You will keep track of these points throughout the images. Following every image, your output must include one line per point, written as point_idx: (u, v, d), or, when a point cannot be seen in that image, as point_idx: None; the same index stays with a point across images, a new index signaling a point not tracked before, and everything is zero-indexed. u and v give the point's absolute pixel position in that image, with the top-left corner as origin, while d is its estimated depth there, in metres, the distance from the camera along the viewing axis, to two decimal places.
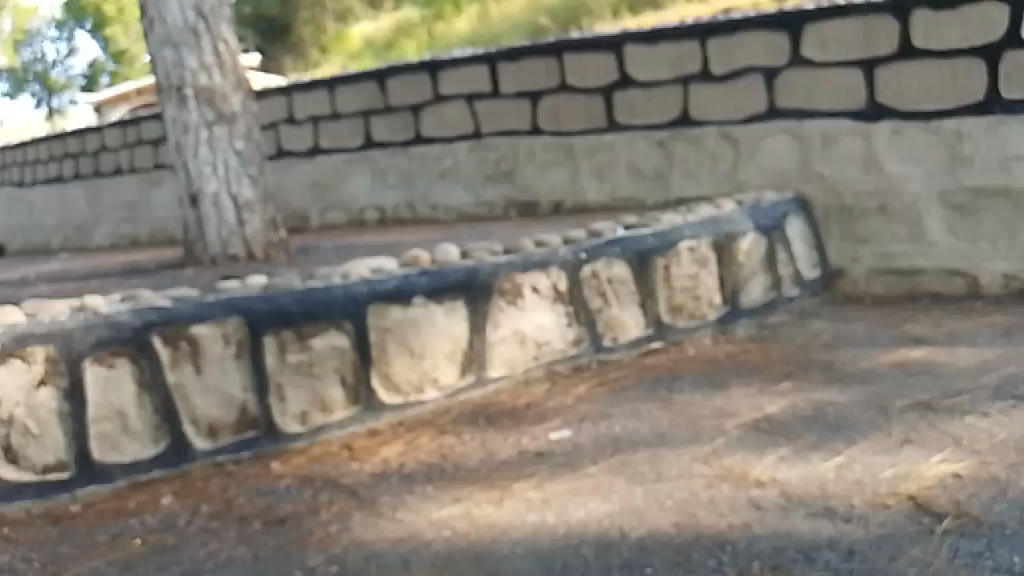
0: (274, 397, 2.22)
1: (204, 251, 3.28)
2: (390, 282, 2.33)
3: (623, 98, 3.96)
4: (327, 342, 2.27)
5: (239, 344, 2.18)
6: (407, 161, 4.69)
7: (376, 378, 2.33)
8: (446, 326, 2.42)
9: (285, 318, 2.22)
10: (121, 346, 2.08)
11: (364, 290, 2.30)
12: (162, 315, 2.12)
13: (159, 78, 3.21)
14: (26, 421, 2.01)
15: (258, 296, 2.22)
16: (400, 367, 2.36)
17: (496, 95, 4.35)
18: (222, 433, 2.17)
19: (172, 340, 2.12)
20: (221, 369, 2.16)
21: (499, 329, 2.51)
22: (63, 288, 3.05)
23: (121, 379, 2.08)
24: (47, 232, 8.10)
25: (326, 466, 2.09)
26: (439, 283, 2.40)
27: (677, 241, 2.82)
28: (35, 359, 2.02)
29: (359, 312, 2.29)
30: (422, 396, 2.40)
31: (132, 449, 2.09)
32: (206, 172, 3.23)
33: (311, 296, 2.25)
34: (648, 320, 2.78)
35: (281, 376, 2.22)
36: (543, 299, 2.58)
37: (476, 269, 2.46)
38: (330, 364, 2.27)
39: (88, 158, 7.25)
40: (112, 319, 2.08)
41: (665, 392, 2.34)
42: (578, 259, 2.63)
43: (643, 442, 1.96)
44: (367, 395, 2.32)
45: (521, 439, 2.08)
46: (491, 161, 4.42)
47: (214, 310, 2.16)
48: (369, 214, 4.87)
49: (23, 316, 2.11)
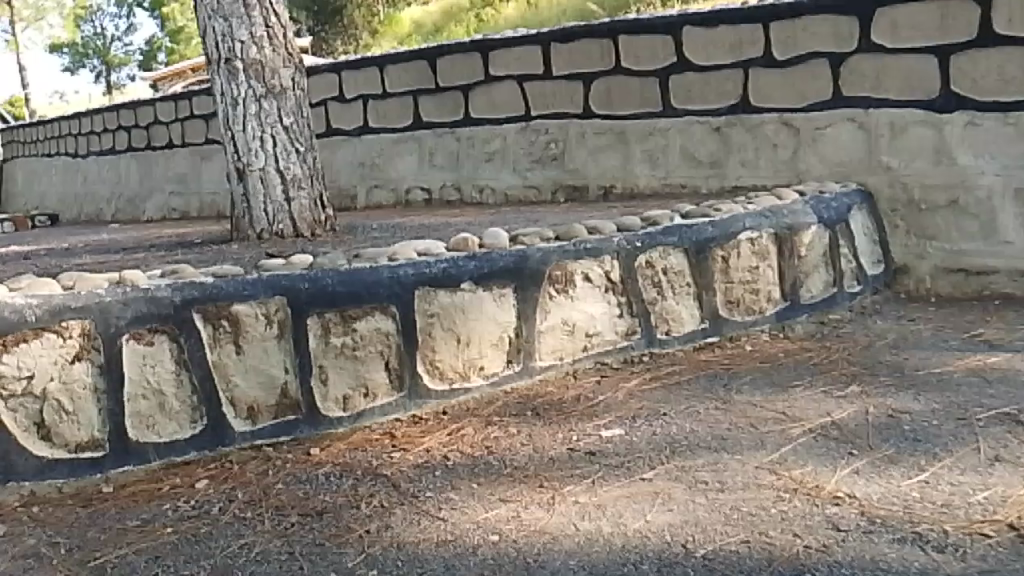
0: (316, 380, 2.14)
1: (250, 226, 3.21)
2: (438, 265, 2.23)
3: (682, 81, 3.80)
4: (372, 325, 2.18)
5: (280, 325, 2.11)
6: (456, 141, 4.59)
7: (421, 365, 2.23)
8: (493, 313, 2.30)
9: (330, 299, 2.14)
10: (161, 323, 2.02)
11: (409, 274, 2.20)
12: (203, 292, 2.05)
13: (208, 50, 3.14)
14: (60, 397, 1.95)
15: (301, 276, 2.14)
16: (446, 354, 2.26)
17: (548, 75, 4.20)
18: (261, 416, 2.10)
19: (213, 318, 2.06)
20: (262, 350, 2.09)
21: (547, 318, 2.39)
22: (107, 260, 3.01)
23: (160, 356, 2.03)
24: (99, 202, 8.18)
25: (362, 456, 2.00)
26: (488, 268, 2.29)
27: (737, 232, 2.67)
28: (71, 333, 1.96)
29: (403, 295, 2.19)
30: (468, 384, 2.29)
31: (168, 429, 2.04)
32: (252, 147, 3.14)
33: (357, 278, 2.16)
34: (704, 313, 2.64)
35: (325, 358, 2.14)
36: (596, 288, 2.45)
37: (526, 255, 2.34)
38: (374, 348, 2.18)
39: (140, 131, 7.29)
40: (153, 294, 2.02)
41: (723, 391, 2.20)
42: (633, 248, 2.49)
43: (702, 448, 1.83)
44: (410, 382, 2.22)
45: (569, 436, 1.96)
46: (540, 143, 4.29)
47: (257, 288, 2.09)
48: (415, 194, 4.78)
49: (60, 287, 2.05)
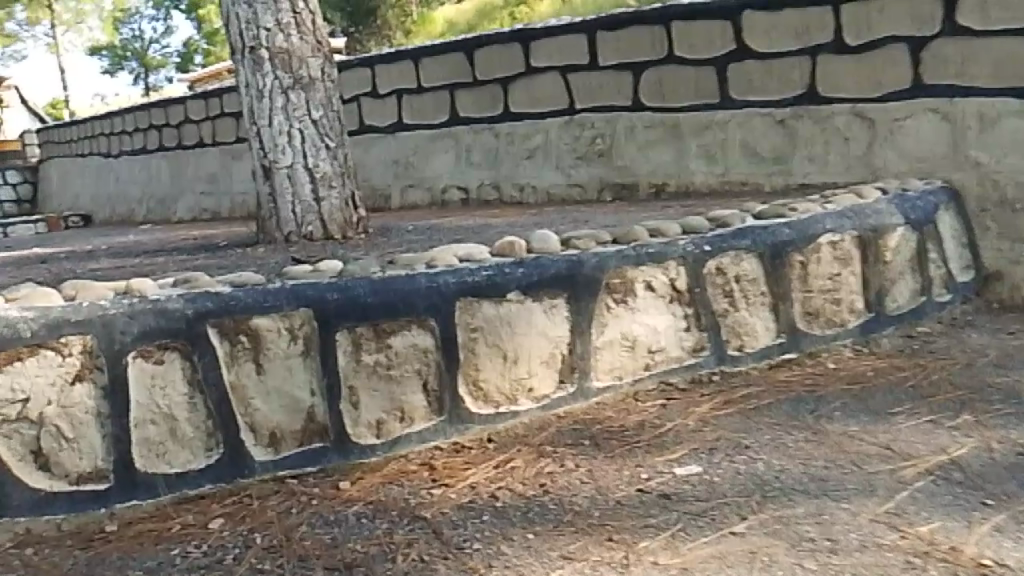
0: (346, 403, 1.89)
1: (277, 229, 2.98)
2: (482, 274, 1.97)
3: (742, 70, 3.50)
4: (409, 341, 1.92)
5: (306, 340, 1.86)
6: (495, 138, 4.32)
7: (463, 386, 1.96)
8: (544, 327, 2.03)
9: (362, 311, 1.88)
10: (172, 338, 1.79)
11: (450, 282, 1.94)
12: (219, 304, 1.81)
13: (232, 39, 2.91)
14: (59, 423, 1.72)
15: (329, 285, 1.89)
16: (491, 373, 1.99)
17: (594, 66, 3.92)
18: (284, 443, 1.86)
19: (230, 333, 1.82)
20: (285, 369, 1.85)
21: (605, 332, 2.10)
22: (125, 264, 2.79)
23: (170, 377, 1.79)
24: (131, 203, 8.06)
25: (398, 491, 1.75)
26: (538, 276, 2.01)
27: (816, 234, 2.38)
28: (71, 350, 1.73)
29: (443, 307, 1.93)
30: (515, 407, 2.02)
31: (181, 458, 1.80)
32: (279, 143, 2.91)
33: (391, 287, 1.91)
34: (780, 327, 2.35)
35: (355, 379, 1.89)
36: (659, 298, 2.17)
37: (580, 261, 2.05)
38: (411, 366, 1.92)
39: (172, 130, 7.16)
40: (163, 306, 1.79)
41: (812, 420, 1.92)
42: (701, 253, 2.21)
43: (798, 493, 1.55)
44: (451, 405, 1.96)
45: (637, 474, 1.69)
46: (586, 138, 4.01)
47: (279, 299, 1.85)
48: (451, 193, 4.51)
49: (59, 297, 1.82)
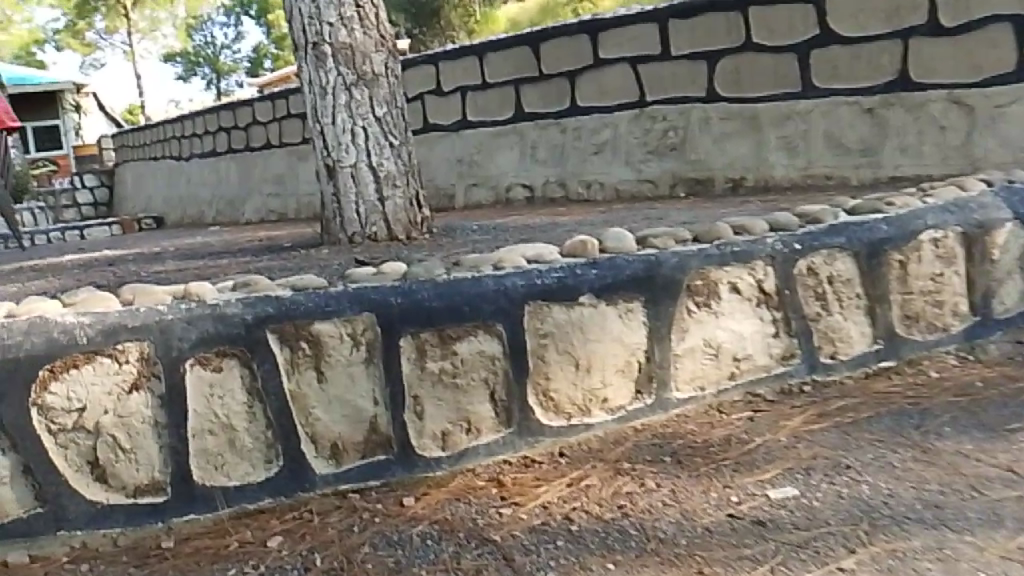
0: (410, 413, 1.78)
1: (341, 229, 2.90)
2: (552, 276, 1.83)
3: (826, 56, 3.30)
4: (475, 347, 1.80)
5: (369, 347, 1.76)
6: (561, 133, 4.18)
7: (533, 396, 1.84)
8: (619, 333, 1.88)
9: (426, 315, 1.77)
10: (231, 345, 1.71)
11: (518, 285, 1.81)
12: (278, 308, 1.72)
13: (295, 36, 2.84)
14: (115, 433, 1.67)
15: (392, 288, 1.78)
16: (563, 383, 1.86)
17: (666, 56, 3.75)
18: (347, 455, 1.77)
19: (290, 338, 1.73)
20: (347, 377, 1.75)
21: (686, 339, 1.95)
22: (189, 267, 2.76)
23: (229, 385, 1.71)
24: (201, 205, 8.18)
25: (466, 509, 1.63)
26: (614, 277, 1.87)
27: (917, 231, 2.17)
28: (127, 357, 1.67)
29: (511, 311, 1.80)
30: (589, 419, 1.89)
31: (240, 470, 1.73)
32: (342, 142, 2.84)
33: (456, 290, 1.78)
34: (877, 332, 2.16)
35: (420, 388, 1.79)
36: (745, 301, 2.01)
37: (659, 261, 1.90)
38: (477, 374, 1.80)
39: (240, 132, 7.22)
40: (222, 312, 1.71)
41: (919, 437, 1.74)
42: (791, 252, 2.04)
43: (911, 522, 1.38)
44: (520, 416, 1.83)
45: (726, 497, 1.54)
46: (657, 132, 3.84)
47: (340, 302, 1.75)
48: (516, 191, 4.39)
49: (118, 302, 1.77)
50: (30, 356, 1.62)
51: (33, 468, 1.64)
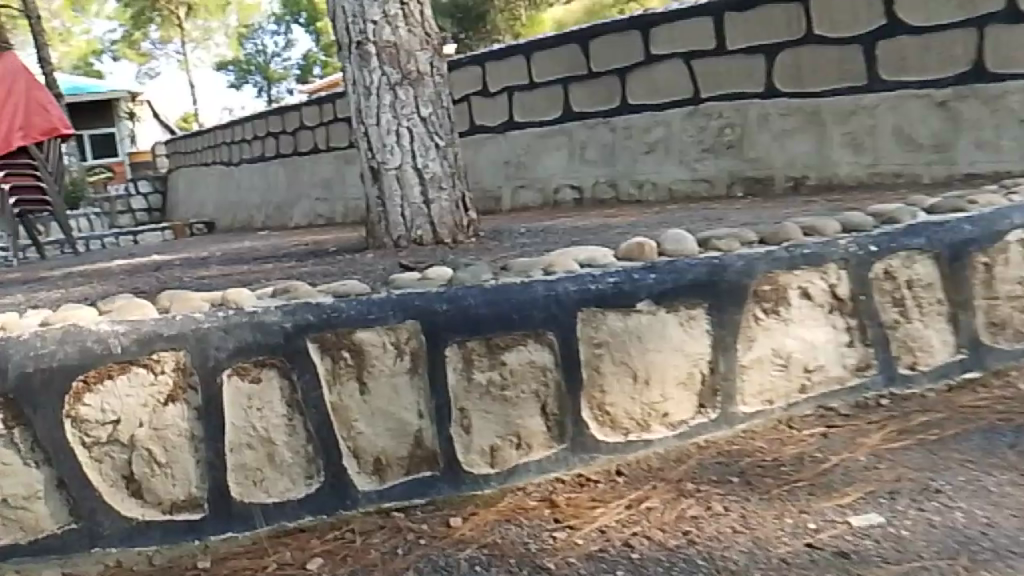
0: (456, 427, 1.68)
1: (386, 233, 2.81)
2: (607, 281, 1.71)
3: (893, 47, 3.11)
4: (525, 357, 1.69)
5: (413, 357, 1.66)
6: (611, 133, 4.06)
7: (587, 410, 1.72)
8: (680, 342, 1.76)
9: (473, 324, 1.66)
10: (270, 354, 1.63)
11: (570, 291, 1.69)
12: (319, 316, 1.64)
13: (339, 35, 2.77)
14: (151, 447, 1.60)
15: (438, 294, 1.68)
16: (619, 396, 1.73)
17: (721, 51, 3.59)
18: (390, 471, 1.68)
19: (332, 348, 1.64)
20: (391, 388, 1.66)
21: (752, 348, 1.82)
22: (233, 272, 2.70)
23: (268, 397, 1.63)
24: (251, 210, 8.23)
25: (517, 531, 1.53)
26: (674, 283, 1.74)
27: (1003, 231, 2.00)
28: (163, 367, 1.60)
29: (564, 319, 1.69)
30: (648, 434, 1.76)
31: (279, 486, 1.64)
32: (387, 143, 2.76)
33: (504, 296, 1.67)
34: (960, 340, 2.00)
35: (467, 401, 1.68)
36: (816, 307, 1.87)
37: (723, 265, 1.77)
38: (527, 386, 1.69)
39: (288, 137, 7.24)
40: (260, 319, 1.63)
41: (1014, 459, 1.58)
42: (866, 255, 1.89)
43: (1014, 557, 1.25)
44: (574, 431, 1.72)
45: (803, 523, 1.43)
46: (713, 130, 3.69)
47: (383, 310, 1.65)
48: (565, 193, 4.27)
49: (154, 310, 1.70)
50: (63, 366, 1.56)
51: (67, 482, 1.58)
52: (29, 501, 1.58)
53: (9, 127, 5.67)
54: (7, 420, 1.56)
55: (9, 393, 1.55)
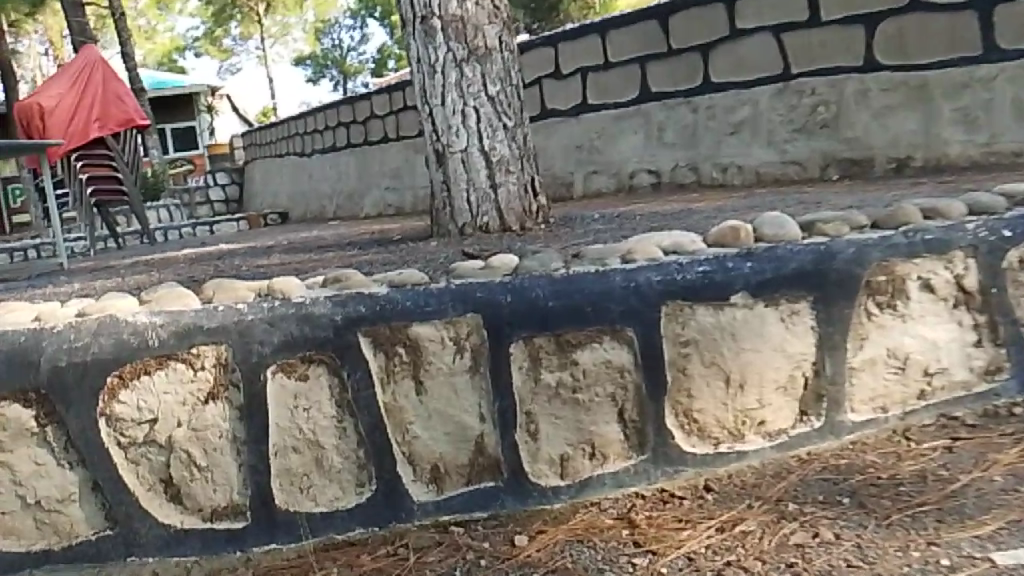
0: (522, 433, 1.50)
1: (451, 221, 2.64)
2: (695, 270, 1.50)
3: (1014, 12, 2.78)
4: (600, 356, 1.49)
5: (475, 354, 1.48)
6: (692, 114, 3.81)
7: (671, 417, 1.51)
8: (779, 341, 1.54)
9: (543, 318, 1.48)
10: (319, 350, 1.47)
11: (653, 281, 1.49)
12: (372, 308, 1.47)
13: (403, 10, 2.60)
14: (190, 449, 1.46)
15: (502, 284, 1.49)
16: (709, 402, 1.52)
17: (815, 22, 3.30)
18: (448, 480, 1.51)
19: (386, 343, 1.48)
20: (450, 389, 1.49)
21: (863, 349, 1.59)
22: (292, 261, 2.59)
23: (316, 396, 1.48)
24: (323, 200, 8.22)
25: (590, 555, 1.39)
26: (773, 273, 1.52)
27: None
28: (203, 363, 1.46)
29: (646, 314, 1.48)
30: (742, 445, 1.55)
31: (328, 494, 1.49)
32: (452, 125, 2.57)
33: (577, 287, 1.48)
34: None
35: (534, 404, 1.50)
36: (938, 302, 1.62)
37: (830, 252, 1.54)
38: (603, 389, 1.50)
39: (359, 127, 7.18)
40: (308, 312, 1.46)
41: None
42: (1000, 241, 1.62)
43: None
44: (656, 440, 1.51)
45: (934, 559, 1.23)
46: (804, 108, 3.40)
47: (442, 301, 1.48)
48: (641, 178, 4.03)
49: (196, 300, 1.55)
50: (98, 360, 1.44)
51: (103, 485, 1.47)
52: (64, 504, 1.47)
53: (87, 118, 5.74)
54: (40, 417, 1.45)
55: (41, 387, 1.44)
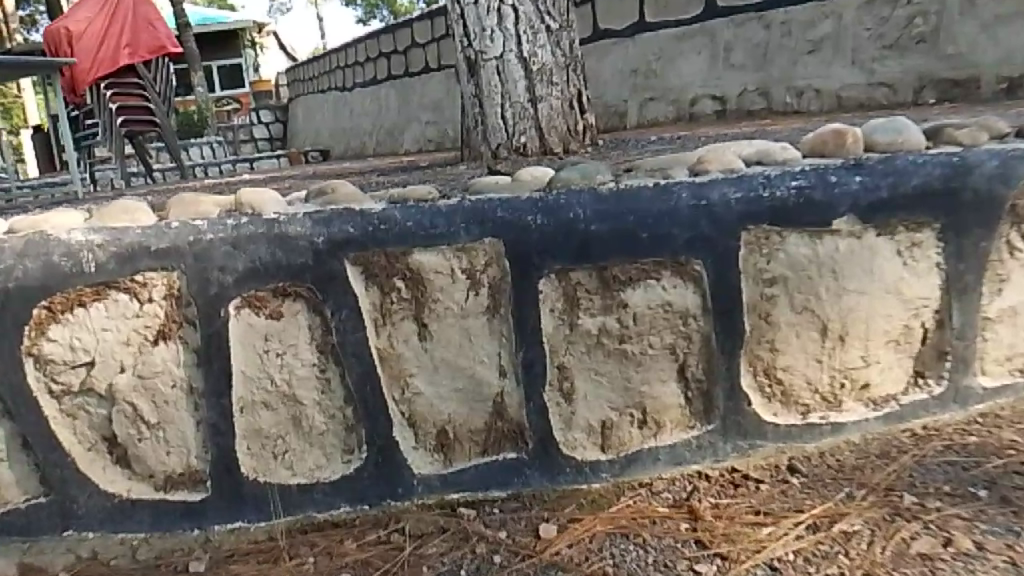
0: (553, 392, 1.18)
1: (483, 141, 2.26)
2: (788, 186, 1.13)
3: None
4: (656, 297, 1.15)
5: (494, 290, 1.15)
6: (764, 31, 3.35)
7: (746, 378, 1.18)
8: (893, 281, 1.18)
9: (585, 245, 1.12)
10: (295, 280, 1.14)
11: (730, 199, 1.12)
12: (363, 229, 1.12)
13: None
14: (137, 401, 1.17)
15: (530, 200, 1.11)
16: (797, 357, 1.18)
17: None
18: (458, 449, 1.21)
19: (380, 274, 1.14)
20: (462, 334, 1.16)
21: (1000, 297, 1.23)
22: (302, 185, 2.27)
23: (290, 339, 1.16)
24: (363, 136, 7.90)
25: (637, 558, 1.09)
26: (893, 191, 1.14)
27: None
28: (151, 294, 1.15)
29: (719, 243, 1.13)
30: (836, 416, 1.22)
31: (308, 462, 1.20)
32: (485, 26, 2.17)
33: (628, 206, 1.11)
34: None
35: (568, 356, 1.17)
36: None
37: (971, 165, 1.15)
38: (659, 339, 1.16)
39: (400, 57, 6.81)
40: (282, 232, 1.12)
41: None
42: None
43: None
44: (728, 407, 1.19)
45: None
46: (896, 20, 2.90)
47: (451, 222, 1.12)
48: (703, 106, 3.60)
49: (150, 216, 1.22)
50: (22, 287, 1.12)
51: (32, 442, 1.18)
52: None
53: (116, 46, 5.42)
54: None
55: None
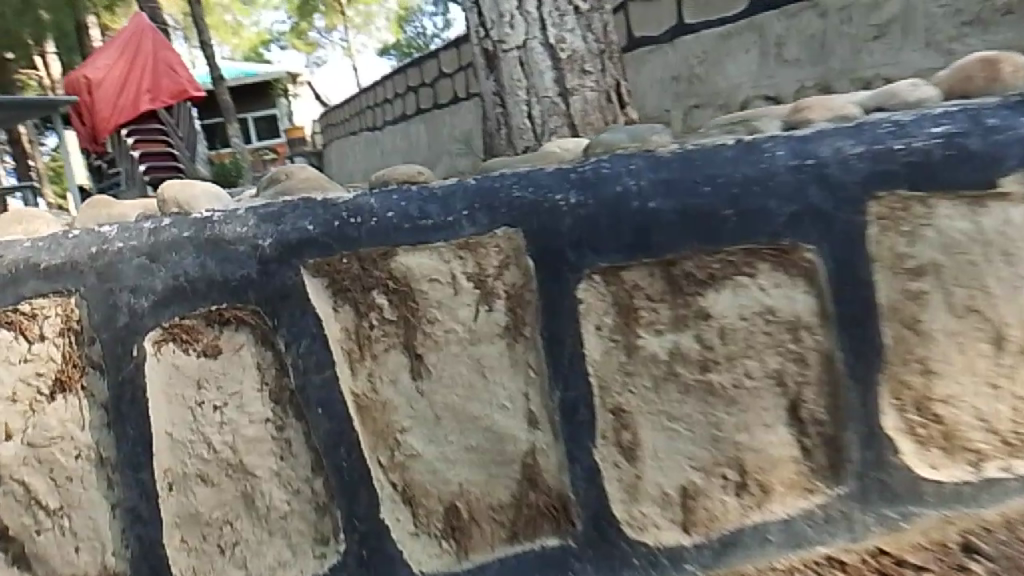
0: (607, 447, 0.82)
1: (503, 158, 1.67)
2: (929, 134, 0.77)
3: None
4: (747, 302, 0.80)
5: (514, 303, 0.80)
6: None
7: (892, 420, 0.82)
8: None
9: (640, 230, 0.78)
10: (233, 301, 0.81)
11: (848, 155, 0.77)
12: (326, 225, 0.80)
13: None
14: (32, 478, 0.84)
15: (561, 171, 0.78)
16: (956, 382, 0.82)
17: None
18: (477, 535, 0.85)
19: (354, 288, 0.81)
20: (474, 369, 0.82)
21: None
22: None
23: (233, 387, 0.83)
24: None
25: None
26: None
27: None
28: (42, 328, 0.82)
29: (838, 220, 0.78)
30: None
31: (267, 559, 0.86)
32: (502, 8, 1.63)
33: (702, 170, 0.78)
34: None
35: (628, 395, 0.82)
36: None
37: None
38: (760, 364, 0.80)
39: (427, 89, 6.59)
40: (215, 234, 0.80)
41: None
42: None
43: None
44: (864, 460, 0.82)
45: None
46: None
47: (448, 209, 0.80)
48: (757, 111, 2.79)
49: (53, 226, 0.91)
50: None
51: None
52: None
53: (137, 90, 5.37)
54: None
55: None
